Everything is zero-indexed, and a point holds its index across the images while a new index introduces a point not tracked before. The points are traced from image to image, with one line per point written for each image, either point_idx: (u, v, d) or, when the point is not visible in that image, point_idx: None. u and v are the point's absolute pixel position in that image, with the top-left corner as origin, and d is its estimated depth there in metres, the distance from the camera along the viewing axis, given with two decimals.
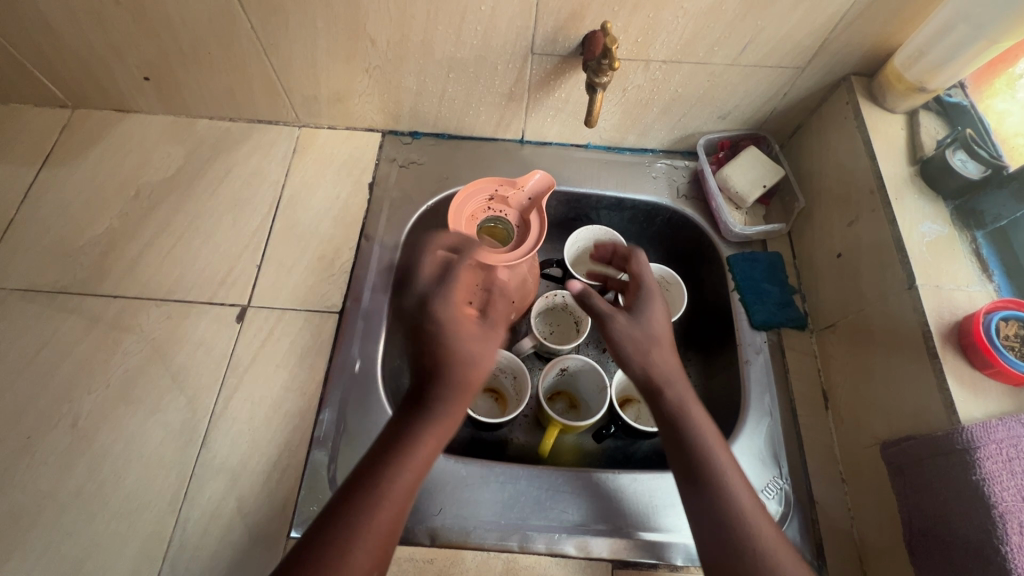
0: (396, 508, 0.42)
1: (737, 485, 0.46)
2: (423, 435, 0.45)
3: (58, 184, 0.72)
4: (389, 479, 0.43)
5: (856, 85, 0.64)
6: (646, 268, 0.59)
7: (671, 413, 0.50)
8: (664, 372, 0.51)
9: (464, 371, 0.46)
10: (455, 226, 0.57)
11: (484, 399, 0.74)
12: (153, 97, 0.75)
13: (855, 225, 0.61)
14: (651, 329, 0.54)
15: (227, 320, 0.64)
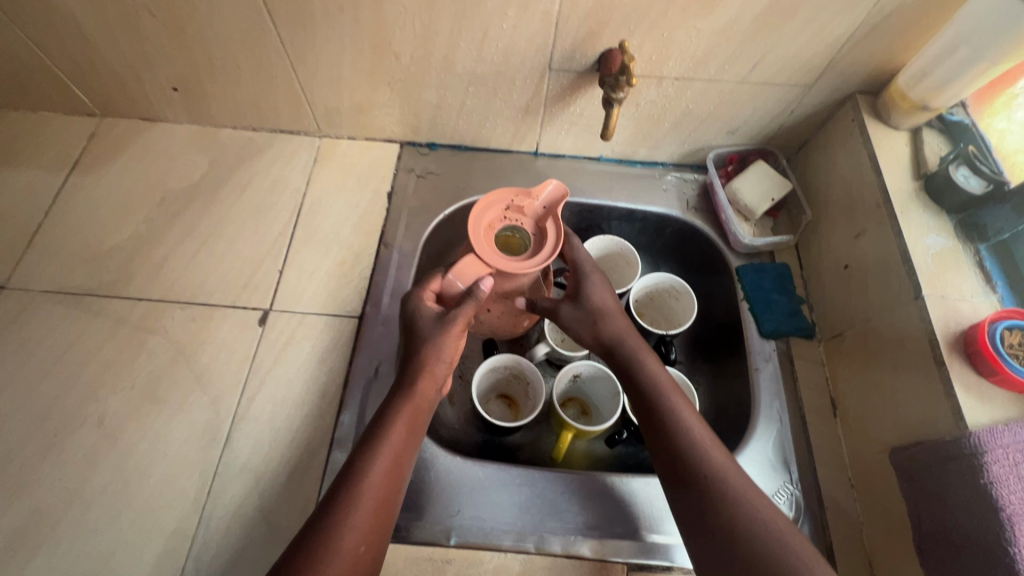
0: (379, 484, 0.49)
1: (693, 424, 0.54)
2: (391, 430, 0.52)
3: (86, 190, 0.74)
4: (365, 465, 0.49)
5: (862, 103, 0.66)
6: (581, 249, 0.64)
7: (628, 365, 0.58)
8: (616, 332, 0.60)
9: (417, 382, 0.54)
10: (472, 238, 0.57)
11: (497, 403, 0.76)
12: (179, 107, 0.77)
13: (862, 237, 0.63)
14: (599, 298, 0.62)
15: (250, 324, 0.66)
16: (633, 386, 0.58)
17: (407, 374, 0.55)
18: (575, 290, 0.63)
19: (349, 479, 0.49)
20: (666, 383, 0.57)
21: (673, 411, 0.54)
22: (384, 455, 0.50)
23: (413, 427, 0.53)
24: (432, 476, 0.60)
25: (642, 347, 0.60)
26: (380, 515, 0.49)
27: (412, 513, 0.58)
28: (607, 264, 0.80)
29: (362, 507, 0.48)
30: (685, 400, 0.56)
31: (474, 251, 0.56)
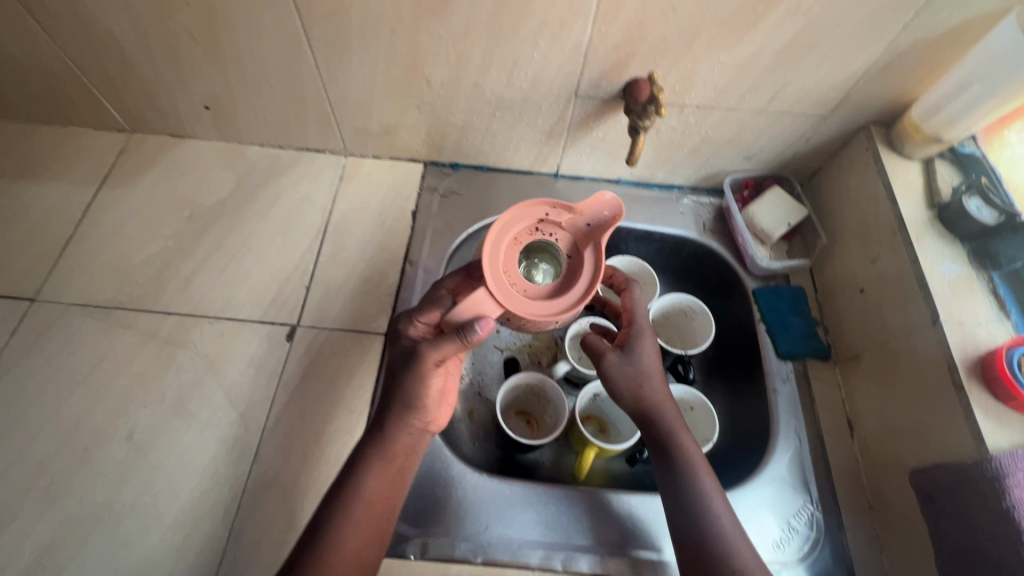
0: (358, 538, 0.50)
1: (719, 510, 0.53)
2: (369, 481, 0.53)
3: (115, 204, 0.75)
4: (340, 517, 0.51)
5: (875, 133, 0.69)
6: (640, 300, 0.62)
7: (664, 442, 0.57)
8: (656, 403, 0.58)
9: (394, 429, 0.54)
10: (489, 262, 0.51)
11: (518, 420, 0.76)
12: (209, 125, 0.78)
13: (878, 262, 0.65)
14: (646, 365, 0.59)
15: (278, 339, 0.67)
16: (666, 466, 0.56)
17: (385, 419, 0.54)
18: (625, 345, 0.60)
19: (325, 532, 0.50)
20: (700, 466, 0.56)
21: (700, 495, 0.54)
22: (362, 505, 0.52)
23: (393, 478, 0.54)
24: (460, 493, 0.60)
25: (677, 421, 0.58)
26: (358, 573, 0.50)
27: (440, 530, 0.58)
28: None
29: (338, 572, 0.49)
30: (712, 478, 0.56)
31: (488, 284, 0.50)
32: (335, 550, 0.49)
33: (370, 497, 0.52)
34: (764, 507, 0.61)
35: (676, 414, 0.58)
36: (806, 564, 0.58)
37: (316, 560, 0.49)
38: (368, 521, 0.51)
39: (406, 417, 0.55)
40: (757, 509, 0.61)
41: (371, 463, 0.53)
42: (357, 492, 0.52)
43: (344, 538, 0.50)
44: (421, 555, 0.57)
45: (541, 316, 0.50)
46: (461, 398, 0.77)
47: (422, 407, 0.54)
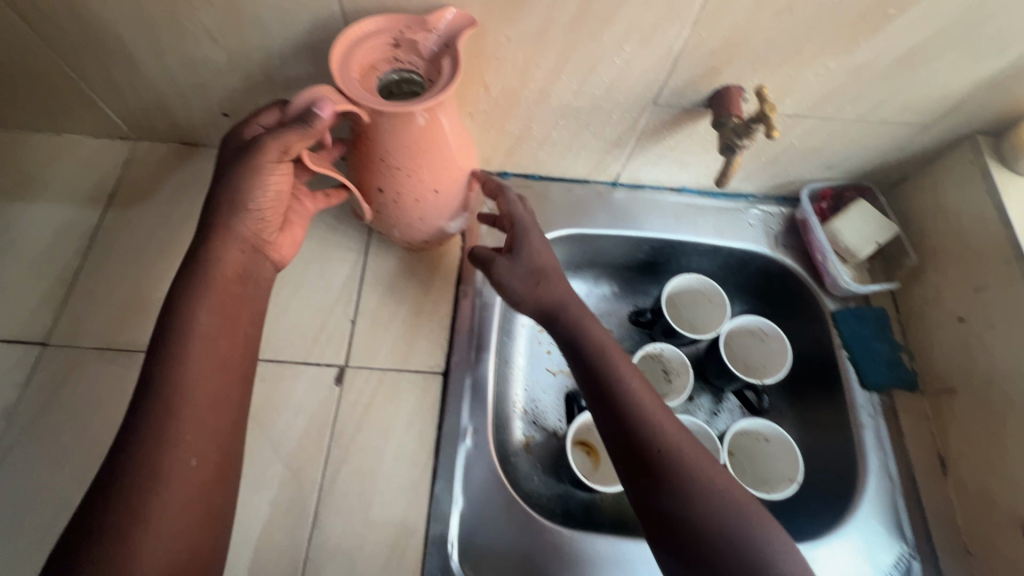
0: (203, 392, 0.46)
1: (639, 394, 0.50)
2: (203, 322, 0.47)
3: (127, 226, 0.67)
4: (180, 375, 0.45)
5: (983, 144, 0.62)
6: (515, 202, 0.60)
7: (570, 338, 0.54)
8: (555, 295, 0.55)
9: (221, 252, 0.49)
10: (338, 68, 0.46)
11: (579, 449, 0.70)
12: (227, 133, 0.69)
13: (984, 291, 0.60)
14: (540, 259, 0.57)
15: (326, 383, 0.60)
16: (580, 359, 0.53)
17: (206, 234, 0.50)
18: (515, 246, 0.58)
19: (166, 391, 0.44)
20: (609, 353, 0.53)
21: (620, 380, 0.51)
22: (201, 348, 0.47)
23: (229, 314, 0.49)
24: (540, 559, 0.55)
25: (579, 311, 0.55)
26: (216, 435, 0.46)
27: None
28: (683, 304, 0.77)
29: (188, 446, 0.44)
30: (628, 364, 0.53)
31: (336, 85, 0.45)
32: (184, 400, 0.45)
33: (208, 338, 0.47)
34: (861, 555, 0.58)
35: (578, 302, 0.56)
36: None
37: (160, 415, 0.44)
38: (209, 372, 0.47)
39: (230, 227, 0.50)
40: (854, 558, 0.57)
41: (202, 299, 0.48)
42: (188, 331, 0.47)
43: (187, 385, 0.45)
44: None
45: (396, 109, 0.45)
46: (517, 429, 0.72)
47: (244, 217, 0.50)
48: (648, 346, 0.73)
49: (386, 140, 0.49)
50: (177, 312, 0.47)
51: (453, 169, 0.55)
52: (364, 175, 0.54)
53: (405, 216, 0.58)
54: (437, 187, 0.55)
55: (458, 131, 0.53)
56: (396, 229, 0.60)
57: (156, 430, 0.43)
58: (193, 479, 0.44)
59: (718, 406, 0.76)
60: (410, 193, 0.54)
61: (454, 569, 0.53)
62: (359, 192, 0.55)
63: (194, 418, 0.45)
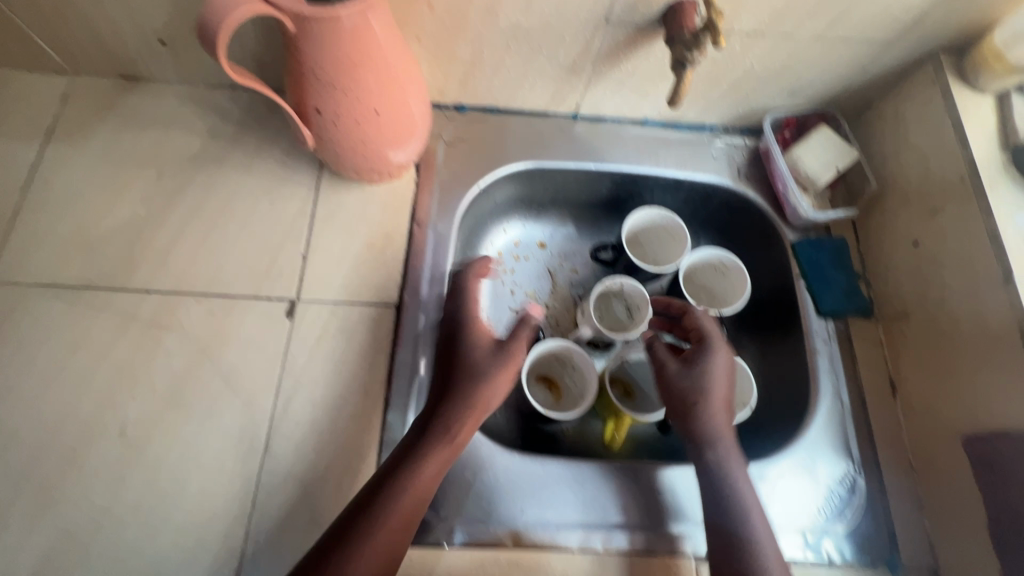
0: (399, 520, 0.47)
1: (763, 537, 0.50)
2: (426, 463, 0.50)
3: (67, 163, 0.64)
4: (387, 505, 0.47)
5: (945, 62, 0.61)
6: (707, 320, 0.61)
7: (710, 472, 0.54)
8: (708, 421, 0.56)
9: (453, 425, 0.52)
10: None
11: (540, 385, 0.71)
12: (168, 64, 0.66)
13: (939, 212, 0.60)
14: (713, 389, 0.57)
15: (277, 317, 0.60)
16: (712, 486, 0.54)
17: (452, 392, 0.53)
18: (692, 360, 0.58)
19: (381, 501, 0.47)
20: (748, 496, 0.53)
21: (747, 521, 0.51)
22: (412, 487, 0.49)
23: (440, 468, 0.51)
24: (491, 477, 0.56)
25: (732, 450, 0.55)
26: (395, 549, 0.47)
27: (473, 517, 0.54)
28: (645, 241, 0.76)
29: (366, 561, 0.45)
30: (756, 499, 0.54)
31: None
32: (388, 522, 0.47)
33: (424, 490, 0.49)
34: (806, 473, 0.59)
35: (730, 437, 0.56)
36: (848, 528, 0.57)
37: (355, 540, 0.46)
38: (404, 519, 0.48)
39: (464, 398, 0.53)
40: (798, 475, 0.59)
41: (432, 451, 0.50)
42: (413, 472, 0.49)
43: (398, 498, 0.48)
44: (454, 544, 0.53)
45: (322, 11, 0.44)
46: None
47: (484, 395, 0.54)
48: (607, 280, 0.73)
49: (315, 53, 0.47)
50: (411, 453, 0.50)
51: (393, 89, 0.53)
52: (299, 95, 0.52)
53: (345, 142, 0.56)
54: (377, 108, 0.53)
55: (395, 45, 0.51)
56: (339, 158, 0.58)
57: (359, 536, 0.46)
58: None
59: None
60: (350, 114, 0.52)
61: None
62: (295, 114, 0.53)
63: (396, 529, 0.47)
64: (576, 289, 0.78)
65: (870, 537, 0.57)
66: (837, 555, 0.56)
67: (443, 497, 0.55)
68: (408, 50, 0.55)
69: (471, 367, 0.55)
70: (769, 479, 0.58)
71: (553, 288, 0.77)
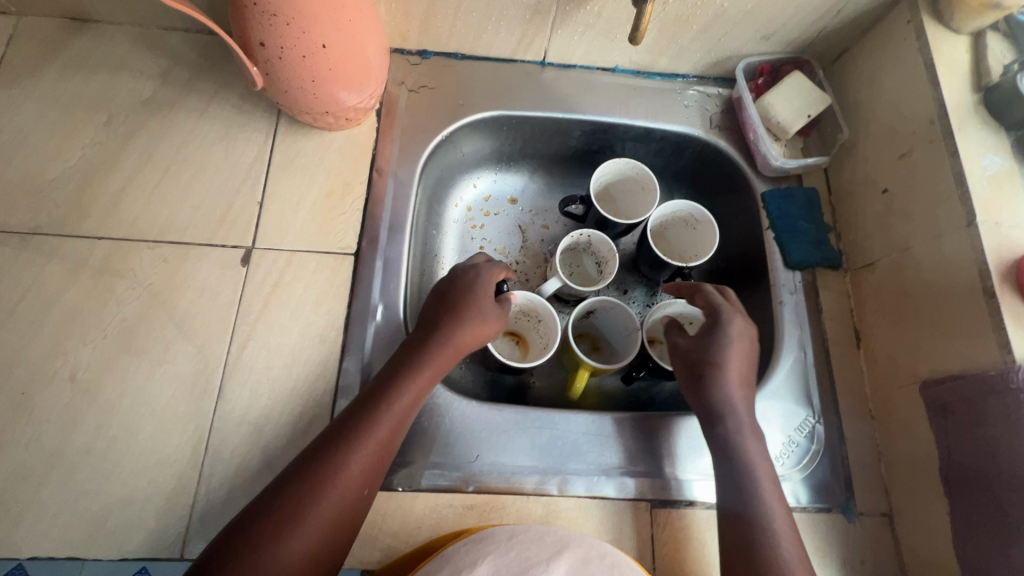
0: (390, 427, 0.47)
1: (775, 509, 0.49)
2: (416, 377, 0.50)
3: (13, 106, 0.62)
4: (376, 410, 0.47)
5: (921, 1, 0.59)
6: (719, 297, 0.58)
7: (725, 443, 0.52)
8: (721, 395, 0.53)
9: (444, 348, 0.53)
10: None
11: (507, 338, 0.71)
12: (116, 3, 0.64)
13: (908, 157, 0.58)
14: (727, 364, 0.54)
15: (232, 264, 0.59)
16: (727, 459, 0.52)
17: (445, 318, 0.55)
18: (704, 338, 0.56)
19: (371, 408, 0.48)
20: (758, 465, 0.51)
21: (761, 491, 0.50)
22: (403, 403, 0.49)
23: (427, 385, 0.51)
24: (449, 423, 0.56)
25: (747, 424, 0.53)
26: (381, 457, 0.47)
27: (427, 461, 0.54)
28: (616, 195, 0.75)
29: (355, 466, 0.45)
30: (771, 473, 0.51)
31: None
32: (377, 427, 0.47)
33: (411, 406, 0.50)
34: (765, 422, 0.59)
35: (747, 411, 0.54)
36: (804, 475, 0.57)
37: (343, 446, 0.45)
38: (392, 430, 0.48)
39: (456, 328, 0.54)
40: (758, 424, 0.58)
41: (422, 368, 0.51)
42: (403, 383, 0.50)
43: (387, 405, 0.48)
44: (407, 487, 0.53)
45: None
46: None
47: (475, 325, 0.55)
48: (575, 233, 0.71)
49: None
50: (402, 367, 0.51)
51: (342, 22, 0.51)
52: (242, 27, 0.49)
53: (295, 80, 0.54)
54: (325, 42, 0.51)
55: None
56: (291, 98, 0.56)
57: (347, 439, 0.45)
58: (351, 499, 0.44)
59: (652, 297, 0.75)
60: (294, 47, 0.50)
61: None
62: (239, 48, 0.51)
63: (383, 444, 0.47)
64: (546, 245, 0.77)
65: (826, 483, 0.57)
66: (792, 500, 0.56)
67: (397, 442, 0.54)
68: None
69: (465, 318, 0.55)
70: None
71: (523, 243, 0.76)
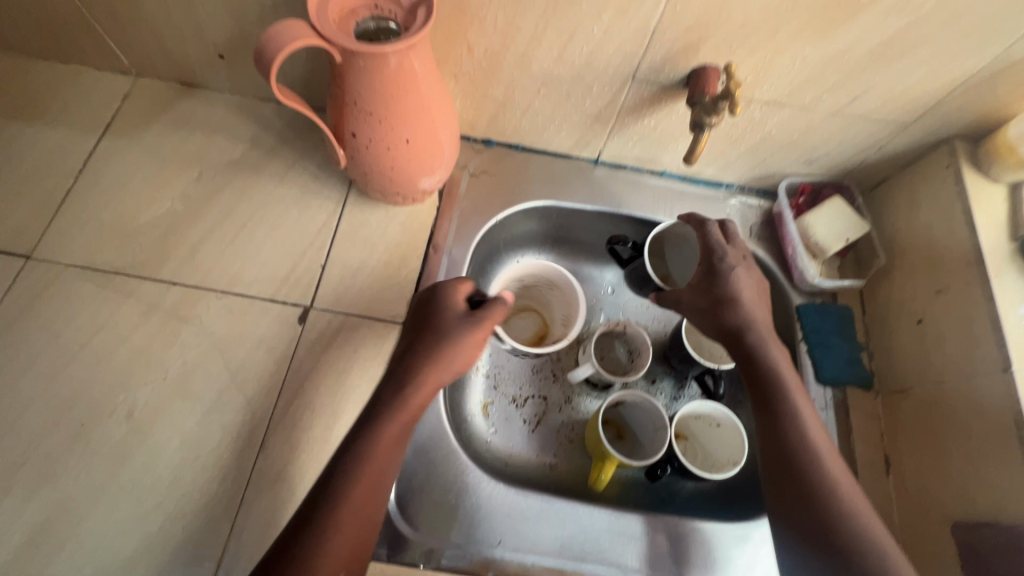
0: (359, 501, 0.46)
1: (834, 466, 0.50)
2: (380, 439, 0.48)
3: (119, 156, 0.69)
4: (342, 485, 0.46)
5: (960, 149, 0.63)
6: (718, 236, 0.60)
7: (753, 359, 0.56)
8: (743, 317, 0.57)
9: (405, 390, 0.51)
10: (317, 6, 0.47)
11: (526, 313, 0.74)
12: (223, 75, 0.71)
13: (944, 293, 0.61)
14: (741, 291, 0.58)
15: (290, 321, 0.62)
16: (772, 422, 0.53)
17: (408, 363, 0.53)
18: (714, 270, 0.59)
19: (337, 486, 0.46)
20: (813, 426, 0.53)
21: (815, 458, 0.50)
22: (370, 464, 0.47)
23: (397, 434, 0.50)
24: (475, 503, 0.57)
25: (773, 343, 0.57)
26: (360, 534, 0.46)
27: (451, 540, 0.55)
28: (672, 246, 0.73)
29: (328, 554, 0.43)
30: (808, 405, 0.54)
31: (312, 19, 0.46)
32: (342, 505, 0.45)
33: (379, 463, 0.48)
34: None
35: (767, 328, 0.57)
36: None
37: (311, 534, 0.44)
38: (365, 499, 0.46)
39: (421, 363, 0.53)
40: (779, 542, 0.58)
41: (384, 419, 0.49)
42: (367, 448, 0.48)
43: (353, 481, 0.46)
44: (427, 565, 0.54)
45: (366, 48, 0.47)
46: (475, 392, 0.72)
47: (445, 352, 0.53)
48: (611, 322, 0.74)
49: (358, 84, 0.51)
50: (363, 424, 0.49)
51: (426, 123, 0.57)
52: (339, 119, 0.55)
53: (376, 164, 0.59)
54: (408, 137, 0.57)
55: (432, 82, 0.55)
56: (367, 177, 0.62)
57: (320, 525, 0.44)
58: (358, 533, 0.45)
59: (679, 392, 0.76)
60: (382, 140, 0.56)
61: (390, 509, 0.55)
62: (332, 134, 0.57)
63: (373, 476, 0.47)
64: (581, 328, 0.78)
65: None
66: None
67: (425, 516, 0.55)
68: (445, 89, 0.59)
69: (428, 344, 0.54)
70: (749, 542, 0.58)
71: None
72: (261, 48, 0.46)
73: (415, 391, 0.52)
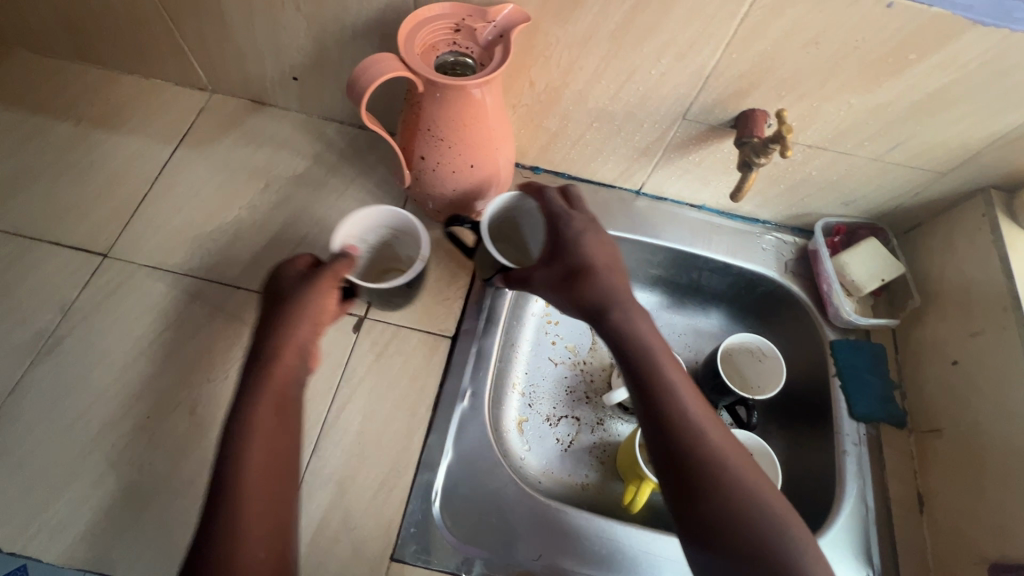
0: (261, 478, 0.47)
1: (712, 433, 0.49)
2: (261, 417, 0.49)
3: (192, 166, 0.74)
4: (236, 469, 0.46)
5: (995, 199, 0.65)
6: (558, 203, 0.59)
7: (616, 333, 0.54)
8: (599, 290, 0.55)
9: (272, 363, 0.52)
10: (404, 43, 0.52)
11: (390, 272, 0.67)
12: (293, 95, 0.76)
13: (980, 336, 0.62)
14: (594, 259, 0.56)
15: (345, 329, 0.65)
16: (646, 400, 0.51)
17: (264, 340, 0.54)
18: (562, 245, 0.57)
19: (232, 468, 0.47)
20: (685, 392, 0.51)
21: (686, 433, 0.49)
22: (260, 439, 0.48)
23: (277, 404, 0.51)
24: (514, 515, 0.58)
25: (635, 309, 0.55)
26: (275, 509, 0.47)
27: (490, 550, 0.56)
28: (522, 222, 0.66)
29: (245, 533, 0.44)
30: (679, 372, 0.52)
31: (401, 53, 0.51)
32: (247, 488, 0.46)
33: (267, 438, 0.49)
34: None
35: (627, 292, 0.56)
36: None
37: (222, 519, 0.44)
38: (268, 475, 0.47)
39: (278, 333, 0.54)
40: None
41: (260, 398, 0.50)
42: (249, 429, 0.48)
43: (246, 464, 0.47)
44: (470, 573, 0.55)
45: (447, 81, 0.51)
46: (512, 409, 0.74)
47: (300, 316, 0.54)
48: None
49: (435, 113, 0.55)
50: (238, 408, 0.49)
51: (490, 151, 0.60)
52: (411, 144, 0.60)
53: (439, 186, 0.63)
54: (473, 163, 0.60)
55: (499, 113, 0.58)
56: (428, 198, 0.66)
57: (229, 511, 0.45)
58: (269, 508, 0.46)
59: None
60: (449, 164, 0.60)
61: (434, 514, 0.57)
62: (402, 156, 0.61)
63: (264, 454, 0.48)
64: None
65: None
66: None
67: (467, 524, 0.57)
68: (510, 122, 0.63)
69: (281, 317, 0.55)
70: None
71: (594, 346, 0.80)
72: (355, 80, 0.51)
73: (280, 362, 0.52)
